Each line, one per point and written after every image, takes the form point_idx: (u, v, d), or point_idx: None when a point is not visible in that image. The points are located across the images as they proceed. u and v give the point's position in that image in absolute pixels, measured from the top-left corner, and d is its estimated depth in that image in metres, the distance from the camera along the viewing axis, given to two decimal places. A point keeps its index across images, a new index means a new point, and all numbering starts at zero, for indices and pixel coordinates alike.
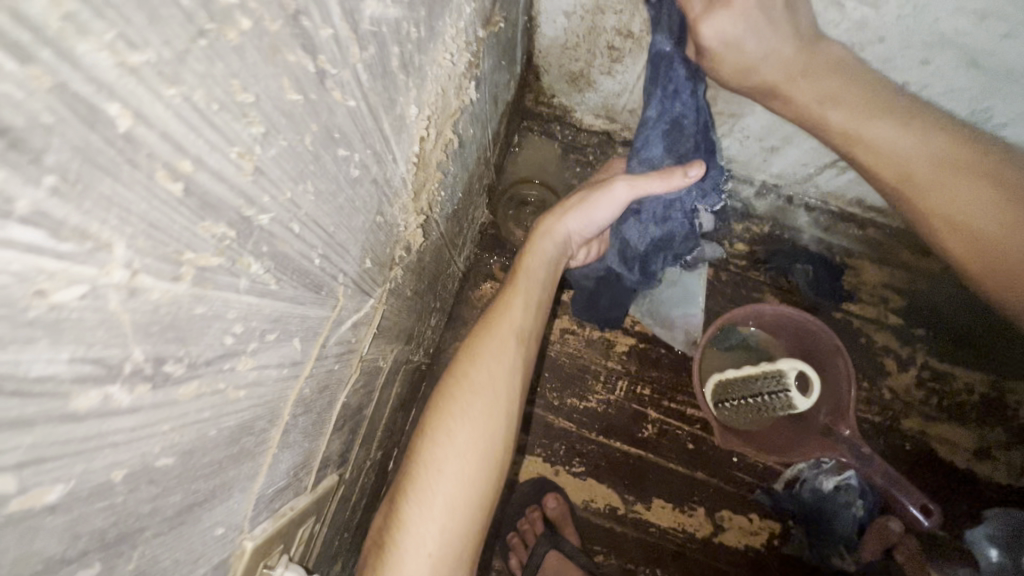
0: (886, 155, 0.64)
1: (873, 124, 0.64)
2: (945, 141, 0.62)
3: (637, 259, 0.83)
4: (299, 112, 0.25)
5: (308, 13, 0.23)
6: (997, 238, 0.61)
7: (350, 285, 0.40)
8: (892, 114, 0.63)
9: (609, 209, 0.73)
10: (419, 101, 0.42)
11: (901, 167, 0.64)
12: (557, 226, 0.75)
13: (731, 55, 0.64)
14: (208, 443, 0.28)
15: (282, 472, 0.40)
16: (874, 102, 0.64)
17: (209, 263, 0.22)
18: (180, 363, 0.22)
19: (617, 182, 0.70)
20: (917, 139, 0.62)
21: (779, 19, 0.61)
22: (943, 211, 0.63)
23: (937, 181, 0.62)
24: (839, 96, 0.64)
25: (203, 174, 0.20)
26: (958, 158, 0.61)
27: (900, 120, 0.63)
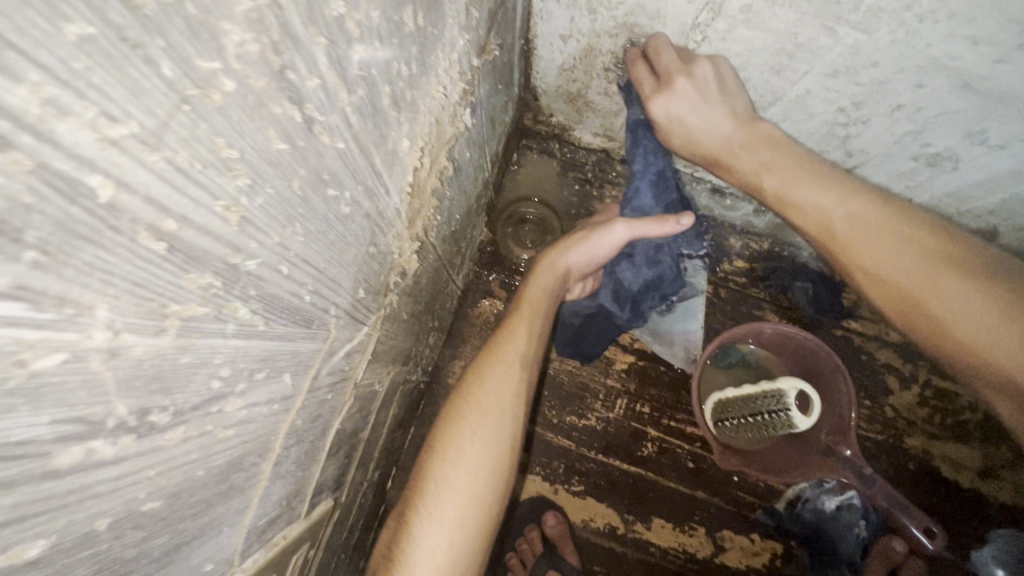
0: (816, 219, 0.66)
1: (796, 190, 0.67)
2: (868, 204, 0.63)
3: (631, 298, 0.88)
4: (286, 160, 0.25)
5: (295, 67, 0.23)
6: (915, 294, 0.59)
7: (342, 315, 0.41)
8: (818, 181, 0.65)
9: (607, 249, 0.76)
10: (412, 134, 0.42)
11: (826, 228, 0.65)
12: (560, 260, 0.77)
13: (678, 129, 0.74)
14: (196, 484, 0.28)
15: (274, 503, 0.40)
16: (806, 168, 0.67)
17: (195, 312, 0.22)
18: (165, 411, 0.22)
19: (616, 222, 0.74)
20: (841, 201, 0.64)
21: (716, 96, 0.69)
22: (869, 268, 0.62)
23: (865, 240, 0.62)
24: (773, 164, 0.68)
25: (188, 230, 0.20)
26: (882, 220, 0.61)
27: (826, 185, 0.65)
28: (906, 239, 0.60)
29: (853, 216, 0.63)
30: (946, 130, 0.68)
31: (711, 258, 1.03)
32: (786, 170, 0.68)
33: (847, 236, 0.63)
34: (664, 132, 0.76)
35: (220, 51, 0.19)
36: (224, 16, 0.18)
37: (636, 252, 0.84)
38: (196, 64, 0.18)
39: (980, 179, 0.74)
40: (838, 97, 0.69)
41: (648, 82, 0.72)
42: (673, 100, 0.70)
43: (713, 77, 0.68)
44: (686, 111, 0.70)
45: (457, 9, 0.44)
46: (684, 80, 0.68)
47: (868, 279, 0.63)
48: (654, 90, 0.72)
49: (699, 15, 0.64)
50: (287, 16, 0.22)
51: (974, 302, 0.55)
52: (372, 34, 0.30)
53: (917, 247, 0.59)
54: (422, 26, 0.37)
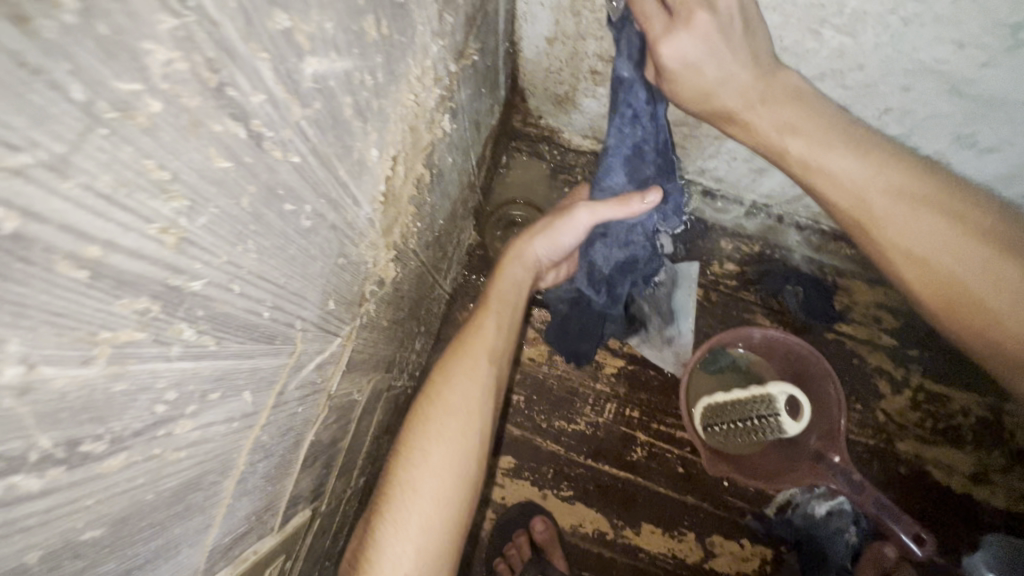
0: (846, 189, 0.53)
1: (825, 155, 0.53)
2: (903, 174, 0.52)
3: (604, 282, 0.84)
4: (231, 177, 0.25)
5: (235, 83, 0.23)
6: (954, 277, 0.51)
7: (311, 328, 0.40)
8: (849, 145, 0.53)
9: (571, 234, 0.74)
10: (382, 143, 0.42)
11: (858, 200, 0.53)
12: (526, 251, 0.77)
13: (682, 86, 0.56)
14: (146, 508, 0.27)
15: (242, 520, 0.40)
16: (833, 130, 0.54)
17: (131, 338, 0.22)
18: (100, 440, 0.22)
19: (578, 208, 0.71)
20: (876, 170, 0.52)
21: (736, 39, 0.52)
22: (903, 247, 0.52)
23: (903, 217, 0.52)
24: (799, 125, 0.54)
25: (116, 255, 0.20)
26: (920, 191, 0.52)
27: (858, 151, 0.53)
28: (945, 212, 0.51)
29: (889, 188, 0.52)
30: (935, 133, 0.67)
31: (701, 261, 1.02)
32: (814, 132, 0.54)
33: (882, 211, 0.52)
34: (670, 83, 0.56)
35: (142, 71, 0.18)
36: (145, 35, 0.18)
37: (607, 233, 0.78)
38: (113, 85, 0.17)
39: (970, 183, 0.73)
40: (825, 100, 0.68)
41: (658, 11, 0.51)
42: (687, 36, 0.51)
43: (734, 12, 0.51)
44: (702, 56, 0.51)
45: (428, 15, 0.43)
46: (706, 12, 0.49)
47: (899, 259, 0.53)
48: (666, 22, 0.51)
49: None
50: (222, 32, 0.21)
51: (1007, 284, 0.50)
52: (328, 46, 0.29)
53: (958, 223, 0.51)
54: (388, 34, 0.36)
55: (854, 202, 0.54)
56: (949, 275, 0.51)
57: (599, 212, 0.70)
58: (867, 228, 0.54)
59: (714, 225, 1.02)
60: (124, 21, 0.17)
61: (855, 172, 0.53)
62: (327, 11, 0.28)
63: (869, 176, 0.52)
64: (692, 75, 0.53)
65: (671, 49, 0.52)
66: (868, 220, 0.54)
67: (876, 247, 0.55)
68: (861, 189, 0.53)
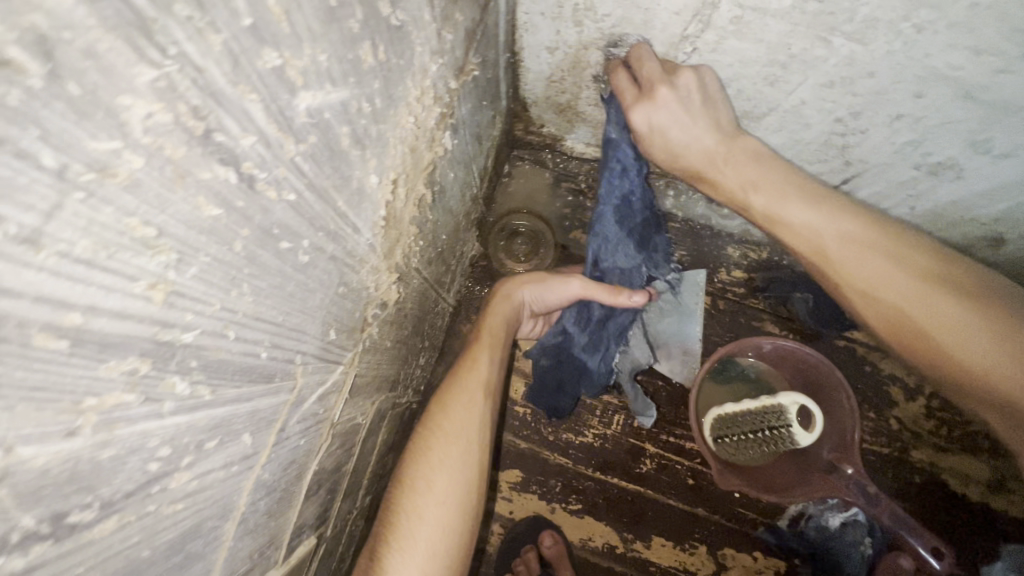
0: (805, 234, 0.62)
1: (783, 205, 0.62)
2: (854, 223, 0.59)
3: (596, 333, 0.84)
4: (222, 223, 0.23)
5: (222, 127, 0.21)
6: (899, 308, 0.57)
7: (312, 360, 0.39)
8: (804, 200, 0.62)
9: (560, 297, 0.79)
10: (381, 168, 0.40)
11: (815, 244, 0.61)
12: (515, 292, 0.80)
13: (653, 150, 0.71)
14: (141, 565, 0.26)
15: (244, 558, 0.38)
16: (789, 185, 0.63)
17: (121, 400, 0.21)
18: (88, 509, 0.21)
19: (572, 280, 0.78)
20: (829, 217, 0.60)
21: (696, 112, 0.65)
22: (853, 284, 0.59)
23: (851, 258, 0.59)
24: (757, 182, 0.64)
25: (99, 319, 0.19)
26: (865, 240, 0.58)
27: (812, 201, 0.62)
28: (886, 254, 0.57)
29: (839, 238, 0.59)
30: (948, 140, 0.65)
31: (708, 268, 1.00)
32: (776, 188, 0.64)
33: (835, 255, 0.60)
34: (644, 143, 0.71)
35: (121, 127, 0.17)
36: (122, 89, 0.17)
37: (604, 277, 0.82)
38: (87, 145, 0.16)
39: (984, 188, 0.71)
40: (834, 107, 0.67)
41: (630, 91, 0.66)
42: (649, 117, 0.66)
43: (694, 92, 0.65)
44: (666, 124, 0.64)
45: (427, 35, 0.42)
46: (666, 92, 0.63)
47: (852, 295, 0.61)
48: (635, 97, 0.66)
49: (687, 26, 0.61)
50: (207, 77, 0.20)
51: (950, 308, 0.54)
52: (322, 78, 0.28)
53: (901, 264, 0.57)
54: (385, 59, 0.35)
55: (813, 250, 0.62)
56: (894, 311, 0.57)
57: (590, 288, 0.77)
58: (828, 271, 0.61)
59: (720, 232, 1.01)
60: (97, 76, 0.16)
61: (806, 225, 0.61)
62: (320, 43, 0.27)
63: (817, 228, 0.61)
64: (659, 142, 0.68)
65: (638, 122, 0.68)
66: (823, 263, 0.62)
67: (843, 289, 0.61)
68: (817, 241, 0.61)
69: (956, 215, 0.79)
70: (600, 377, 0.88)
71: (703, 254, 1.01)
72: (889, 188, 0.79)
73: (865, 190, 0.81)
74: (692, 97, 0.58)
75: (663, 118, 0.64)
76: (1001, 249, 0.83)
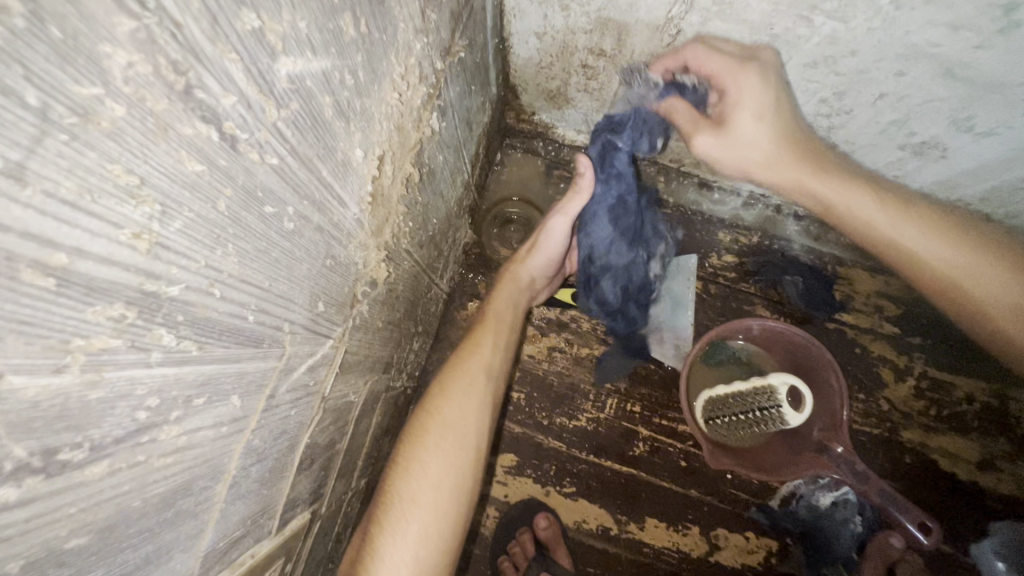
0: (937, 259, 0.62)
1: (903, 230, 0.63)
2: (971, 241, 0.62)
3: (617, 310, 0.91)
4: (206, 180, 0.24)
5: (203, 85, 0.22)
6: None
7: (300, 330, 0.40)
8: (922, 224, 0.63)
9: (556, 240, 0.83)
10: (366, 143, 0.41)
11: (943, 267, 0.62)
12: (520, 272, 0.84)
13: (740, 147, 0.65)
14: (133, 515, 0.27)
15: (236, 523, 0.39)
16: (888, 202, 0.65)
17: (109, 344, 0.22)
18: (78, 448, 0.22)
19: (554, 215, 0.82)
20: (948, 241, 0.62)
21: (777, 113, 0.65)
22: (983, 299, 0.62)
23: (984, 272, 0.61)
24: (879, 207, 0.64)
25: (86, 262, 0.20)
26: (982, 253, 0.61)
27: (927, 226, 0.63)
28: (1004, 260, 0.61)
29: (962, 259, 0.62)
30: (931, 118, 0.66)
31: (700, 253, 1.02)
32: (894, 213, 0.64)
33: (964, 274, 0.61)
34: (720, 138, 0.65)
35: (103, 74, 0.18)
36: (103, 38, 0.18)
37: (609, 269, 0.86)
38: (70, 89, 0.17)
39: (969, 168, 0.72)
40: (818, 87, 0.67)
41: (713, 58, 0.64)
42: (755, 87, 0.63)
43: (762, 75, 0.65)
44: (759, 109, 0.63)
45: (410, 13, 0.43)
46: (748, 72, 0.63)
47: (972, 311, 0.63)
48: (723, 63, 0.63)
49: (672, 7, 0.62)
50: (186, 33, 0.21)
51: None
52: (302, 45, 0.28)
53: (1015, 266, 0.60)
54: (368, 32, 0.36)
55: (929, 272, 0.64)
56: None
57: (571, 209, 0.80)
58: (955, 290, 0.63)
59: (711, 218, 1.02)
60: (78, 23, 0.17)
61: (922, 243, 0.63)
62: (300, 10, 0.27)
63: (939, 250, 0.62)
64: (757, 129, 0.64)
65: (735, 92, 0.63)
66: (946, 285, 0.63)
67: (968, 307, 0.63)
68: (941, 266, 0.62)
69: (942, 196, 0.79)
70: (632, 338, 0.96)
71: (695, 239, 1.02)
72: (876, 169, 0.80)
73: None
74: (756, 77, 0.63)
75: (760, 108, 0.63)
76: None
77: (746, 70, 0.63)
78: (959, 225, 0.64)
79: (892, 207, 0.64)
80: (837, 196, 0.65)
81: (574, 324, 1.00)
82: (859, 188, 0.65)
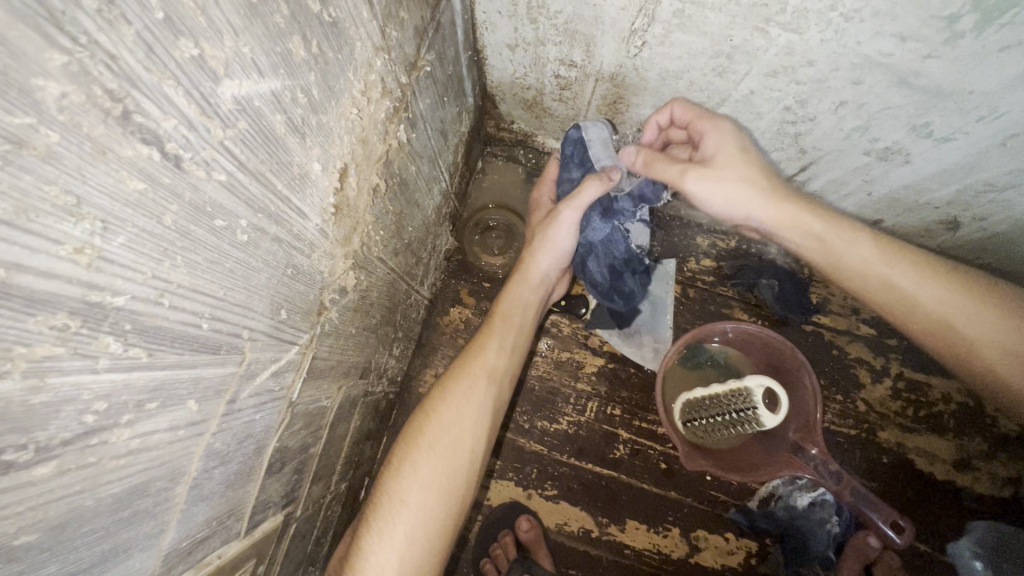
0: (915, 297, 0.64)
1: (895, 272, 0.65)
2: (950, 283, 0.63)
3: (610, 290, 0.91)
4: (149, 198, 0.26)
5: (142, 110, 0.24)
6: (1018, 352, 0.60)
7: (261, 337, 0.41)
8: (913, 264, 0.64)
9: (568, 233, 0.83)
10: (326, 157, 0.43)
11: (914, 308, 0.64)
12: (531, 272, 0.84)
13: (726, 179, 0.67)
14: (87, 514, 0.29)
15: (200, 523, 0.41)
16: (877, 243, 0.66)
17: (52, 352, 0.23)
18: (24, 449, 0.24)
19: (562, 209, 0.81)
20: (927, 282, 0.63)
21: (756, 155, 0.69)
22: (969, 338, 0.62)
23: (969, 312, 0.61)
24: (865, 247, 0.66)
25: (25, 276, 0.21)
26: (974, 293, 0.62)
27: (910, 266, 0.64)
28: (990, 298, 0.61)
29: (949, 300, 0.62)
30: (891, 125, 0.67)
31: (679, 258, 1.03)
32: (879, 253, 0.65)
33: (945, 313, 0.62)
34: (710, 172, 0.68)
35: (35, 104, 0.20)
36: (34, 72, 0.19)
37: (592, 250, 0.87)
38: (0, 119, 0.19)
39: (932, 172, 0.74)
40: (781, 96, 0.69)
41: (693, 108, 0.72)
42: (732, 134, 0.70)
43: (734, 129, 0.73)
44: (737, 144, 0.69)
45: (368, 32, 0.45)
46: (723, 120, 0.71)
47: (956, 350, 0.63)
48: (702, 112, 0.71)
49: (635, 20, 0.64)
50: (121, 63, 0.22)
51: None
52: (247, 69, 0.30)
53: (991, 308, 0.61)
54: (320, 52, 0.38)
55: (914, 310, 0.64)
56: (1015, 351, 0.60)
57: (582, 202, 0.79)
58: (940, 331, 0.63)
59: (689, 223, 1.04)
60: (8, 60, 0.18)
61: (905, 281, 0.64)
62: (243, 36, 0.29)
63: (929, 292, 0.63)
64: (739, 166, 0.68)
65: (712, 135, 0.70)
66: (929, 322, 0.64)
67: (951, 342, 0.63)
68: (928, 306, 0.63)
69: (910, 199, 0.81)
70: (627, 313, 0.96)
71: (674, 244, 1.04)
72: (845, 174, 0.81)
73: (822, 177, 0.83)
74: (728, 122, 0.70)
75: (737, 145, 0.69)
76: (957, 232, 0.85)
77: (719, 118, 0.71)
78: (946, 266, 0.64)
79: (878, 245, 0.66)
80: (832, 240, 0.67)
81: (555, 328, 1.02)
82: (850, 228, 0.67)
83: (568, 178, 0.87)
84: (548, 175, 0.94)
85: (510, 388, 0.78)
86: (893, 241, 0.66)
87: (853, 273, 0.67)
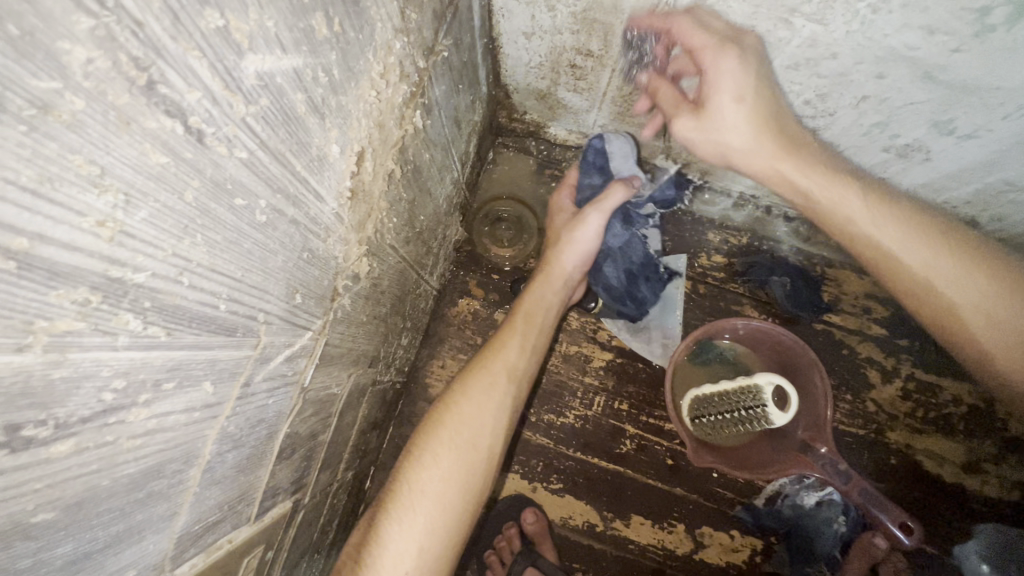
0: (896, 255, 0.62)
1: (881, 226, 0.62)
2: (928, 248, 0.60)
3: (624, 294, 0.97)
4: (172, 172, 0.25)
5: (166, 81, 0.24)
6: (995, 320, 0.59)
7: (275, 320, 0.41)
8: (902, 222, 0.62)
9: (592, 236, 0.85)
10: (343, 139, 0.42)
11: (895, 269, 0.62)
12: (557, 271, 0.84)
13: (713, 128, 0.65)
14: (102, 495, 0.28)
15: (212, 507, 0.40)
16: (865, 196, 0.63)
17: (72, 327, 0.23)
18: (42, 426, 0.23)
19: (588, 211, 0.84)
20: (906, 241, 0.61)
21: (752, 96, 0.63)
22: (953, 303, 0.60)
23: (949, 276, 0.60)
24: (850, 199, 0.63)
25: (48, 247, 0.21)
26: (953, 258, 0.60)
27: (896, 222, 0.62)
28: (1001, 280, 0.59)
29: (934, 263, 0.60)
30: (913, 121, 0.66)
31: (690, 254, 1.02)
32: (868, 205, 0.63)
33: (925, 273, 0.61)
34: (695, 116, 0.65)
35: (61, 70, 0.19)
36: (61, 34, 0.19)
37: (610, 253, 0.95)
38: (28, 82, 0.18)
39: (953, 171, 0.72)
40: (801, 89, 0.68)
41: (700, 34, 0.60)
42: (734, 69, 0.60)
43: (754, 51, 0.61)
44: (734, 84, 0.61)
45: (388, 13, 0.44)
46: (729, 52, 0.60)
47: (938, 310, 0.61)
48: (709, 39, 0.60)
49: (655, 9, 0.63)
50: (148, 31, 0.22)
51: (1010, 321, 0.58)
52: (271, 44, 0.30)
53: (969, 271, 0.59)
54: (342, 31, 0.37)
55: (897, 270, 0.62)
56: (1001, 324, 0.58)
57: (607, 206, 0.83)
58: (918, 291, 0.62)
59: (701, 218, 1.03)
60: (36, 20, 0.18)
61: (894, 239, 0.61)
62: (267, 10, 0.29)
63: (915, 251, 0.61)
64: (737, 114, 0.63)
65: (713, 73, 0.61)
66: (913, 284, 0.62)
67: (930, 306, 0.62)
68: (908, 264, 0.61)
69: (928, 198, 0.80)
70: (630, 312, 0.98)
71: (686, 239, 1.03)
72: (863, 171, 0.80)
73: None
74: (736, 53, 0.60)
75: (733, 86, 0.61)
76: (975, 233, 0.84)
77: (728, 46, 0.60)
78: (939, 230, 0.61)
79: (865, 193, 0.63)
80: (815, 190, 0.65)
81: (564, 321, 1.01)
82: (832, 177, 0.65)
83: (589, 184, 0.91)
84: (567, 181, 0.95)
85: (530, 387, 0.77)
86: (883, 195, 0.64)
87: (837, 223, 0.65)
